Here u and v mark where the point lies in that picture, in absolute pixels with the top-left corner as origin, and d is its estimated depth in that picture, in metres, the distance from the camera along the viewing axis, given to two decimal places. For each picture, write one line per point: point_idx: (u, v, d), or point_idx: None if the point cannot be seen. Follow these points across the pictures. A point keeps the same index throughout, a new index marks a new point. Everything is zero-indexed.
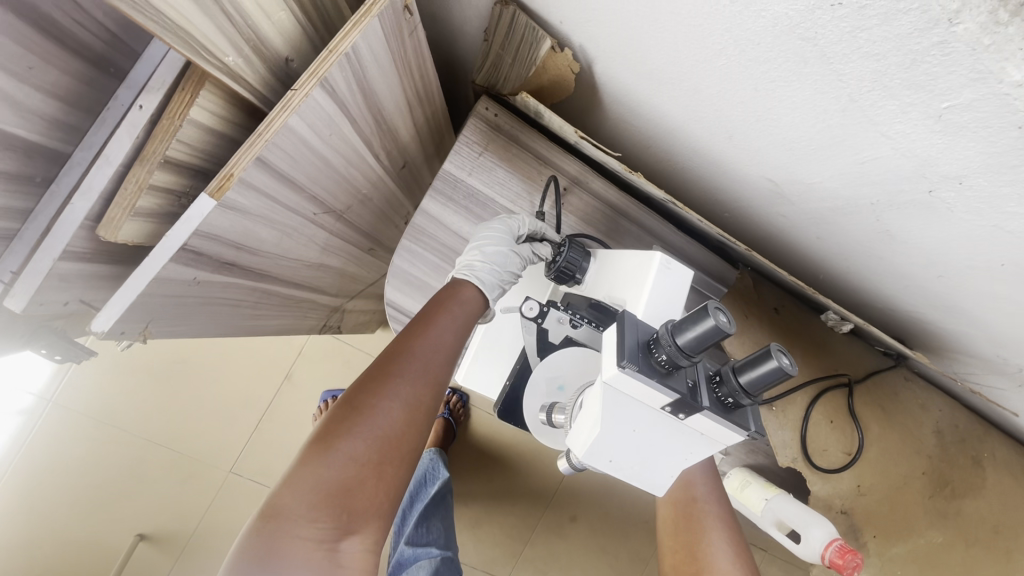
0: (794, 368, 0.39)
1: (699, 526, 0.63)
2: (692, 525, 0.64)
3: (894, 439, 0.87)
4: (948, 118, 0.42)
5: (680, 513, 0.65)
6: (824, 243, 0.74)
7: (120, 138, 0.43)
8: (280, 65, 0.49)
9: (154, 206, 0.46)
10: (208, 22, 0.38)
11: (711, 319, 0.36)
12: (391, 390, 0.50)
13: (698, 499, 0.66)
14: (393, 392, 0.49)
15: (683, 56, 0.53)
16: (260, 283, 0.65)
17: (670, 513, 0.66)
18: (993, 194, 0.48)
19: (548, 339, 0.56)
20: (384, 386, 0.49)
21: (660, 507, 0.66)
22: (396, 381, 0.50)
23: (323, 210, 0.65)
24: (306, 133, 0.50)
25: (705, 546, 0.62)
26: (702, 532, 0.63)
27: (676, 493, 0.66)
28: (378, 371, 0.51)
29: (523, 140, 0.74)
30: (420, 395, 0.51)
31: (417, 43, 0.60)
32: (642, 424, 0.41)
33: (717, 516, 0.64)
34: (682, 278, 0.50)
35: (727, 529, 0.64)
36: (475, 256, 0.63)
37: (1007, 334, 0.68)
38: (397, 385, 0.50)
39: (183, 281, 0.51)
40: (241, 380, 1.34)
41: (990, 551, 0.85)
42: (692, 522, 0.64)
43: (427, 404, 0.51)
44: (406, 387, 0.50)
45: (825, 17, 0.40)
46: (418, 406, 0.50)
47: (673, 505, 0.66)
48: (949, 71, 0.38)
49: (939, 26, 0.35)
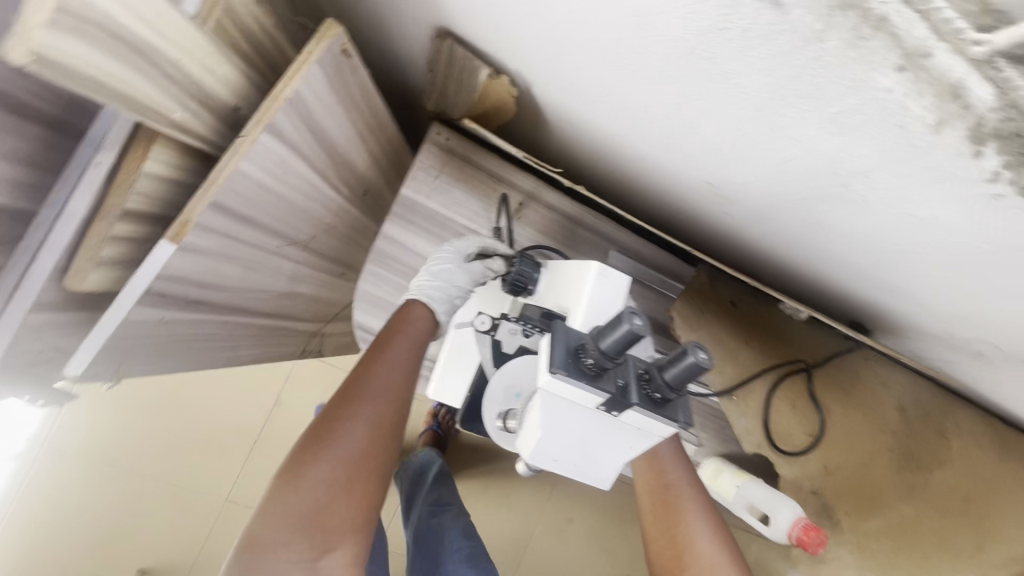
0: (711, 362, 0.42)
1: (675, 511, 0.65)
2: (670, 512, 0.65)
3: (856, 418, 0.91)
4: (841, 121, 0.46)
5: (656, 503, 0.65)
6: (769, 237, 0.78)
7: (80, 195, 0.46)
8: (229, 113, 0.53)
9: (117, 254, 0.49)
10: (155, 87, 0.41)
11: (624, 325, 0.40)
12: (357, 412, 0.53)
13: (672, 485, 0.66)
14: (359, 414, 0.53)
15: (607, 75, 0.56)
16: (232, 316, 0.68)
17: (649, 504, 0.66)
18: (896, 186, 0.51)
19: (502, 349, 0.60)
20: (349, 409, 0.53)
21: (638, 502, 0.67)
22: (360, 403, 0.53)
23: (286, 243, 0.68)
24: (258, 174, 0.54)
25: (683, 532, 0.64)
26: (679, 517, 0.64)
27: (650, 484, 0.66)
28: (342, 395, 0.54)
29: (475, 160, 0.78)
30: (385, 414, 0.54)
31: (361, 81, 0.63)
32: (582, 422, 0.44)
33: (694, 497, 0.66)
34: (616, 287, 0.53)
35: (704, 507, 0.66)
36: (423, 276, 0.67)
37: (946, 311, 0.72)
38: (361, 406, 0.53)
39: (152, 321, 0.54)
40: (233, 407, 1.37)
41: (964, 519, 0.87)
42: (668, 510, 0.65)
43: (391, 421, 0.55)
44: (371, 408, 0.54)
45: (717, 40, 0.43)
46: (383, 424, 0.54)
47: (648, 495, 0.66)
48: (830, 81, 0.42)
49: (810, 43, 0.39)
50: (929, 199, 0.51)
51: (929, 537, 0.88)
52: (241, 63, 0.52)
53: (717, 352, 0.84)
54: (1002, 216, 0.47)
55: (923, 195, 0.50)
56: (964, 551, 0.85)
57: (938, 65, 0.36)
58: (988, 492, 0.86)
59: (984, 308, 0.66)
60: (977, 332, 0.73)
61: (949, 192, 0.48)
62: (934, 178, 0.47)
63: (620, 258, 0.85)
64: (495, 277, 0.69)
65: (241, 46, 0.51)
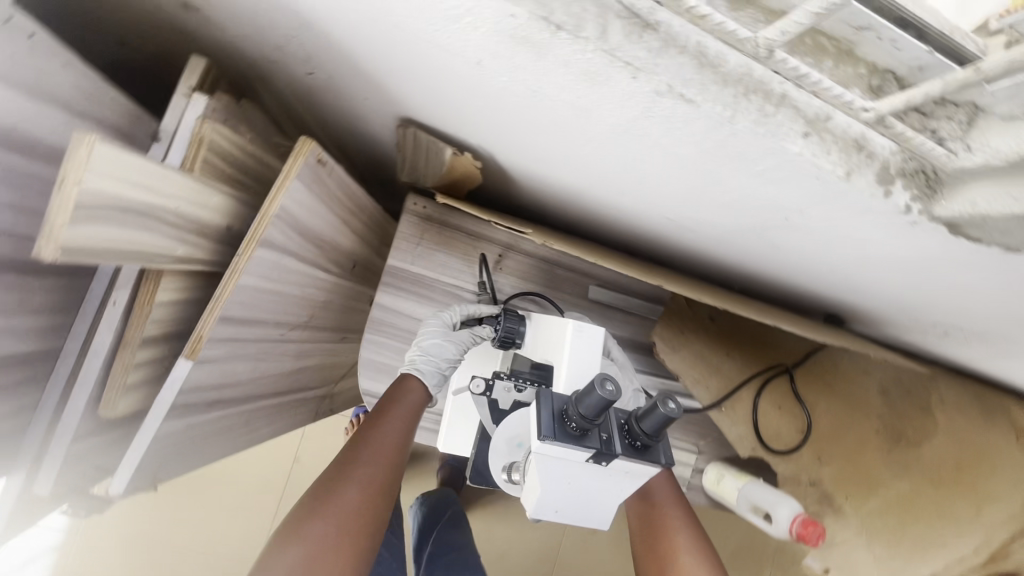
0: (680, 410, 0.48)
1: (663, 535, 0.64)
2: (656, 536, 0.64)
3: (840, 408, 0.96)
4: (767, 174, 0.51)
5: (644, 531, 0.65)
6: (734, 255, 0.83)
7: (103, 333, 0.52)
8: (224, 232, 0.58)
9: (140, 376, 0.54)
10: (158, 234, 0.47)
11: (596, 392, 0.45)
12: (353, 475, 0.56)
13: (659, 512, 0.66)
14: (354, 477, 0.56)
15: (559, 148, 0.62)
16: (248, 405, 0.73)
17: (639, 535, 0.66)
18: (831, 218, 0.57)
19: (500, 407, 0.65)
20: (346, 473, 0.56)
21: (630, 533, 0.67)
22: (356, 467, 0.57)
23: (289, 328, 0.73)
24: (256, 282, 0.59)
25: (670, 554, 0.62)
26: (666, 540, 0.63)
27: (637, 509, 0.67)
28: (341, 461, 0.58)
29: (452, 222, 0.84)
30: (378, 478, 0.58)
31: (340, 180, 0.69)
32: (575, 474, 0.50)
33: (680, 519, 0.65)
34: (594, 340, 0.59)
35: (692, 531, 0.64)
36: (414, 351, 0.73)
37: (905, 301, 0.78)
38: (357, 469, 0.57)
39: (179, 430, 0.59)
40: (249, 471, 1.40)
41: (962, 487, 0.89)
42: (655, 534, 0.64)
43: (381, 483, 0.58)
44: (365, 471, 0.57)
45: (648, 124, 0.49)
46: (374, 485, 0.57)
47: (638, 523, 0.67)
48: (749, 146, 0.47)
49: (725, 124, 0.45)
50: (860, 226, 0.56)
51: (928, 511, 0.89)
52: (228, 187, 0.57)
53: (701, 368, 0.90)
54: (923, 234, 0.53)
55: (854, 224, 0.56)
56: (964, 516, 0.87)
57: (839, 125, 0.45)
58: (980, 460, 0.89)
59: (937, 297, 0.72)
60: (937, 314, 0.78)
61: (876, 220, 0.53)
62: (858, 212, 0.53)
63: (599, 290, 0.91)
64: (484, 339, 0.77)
65: (221, 173, 0.56)
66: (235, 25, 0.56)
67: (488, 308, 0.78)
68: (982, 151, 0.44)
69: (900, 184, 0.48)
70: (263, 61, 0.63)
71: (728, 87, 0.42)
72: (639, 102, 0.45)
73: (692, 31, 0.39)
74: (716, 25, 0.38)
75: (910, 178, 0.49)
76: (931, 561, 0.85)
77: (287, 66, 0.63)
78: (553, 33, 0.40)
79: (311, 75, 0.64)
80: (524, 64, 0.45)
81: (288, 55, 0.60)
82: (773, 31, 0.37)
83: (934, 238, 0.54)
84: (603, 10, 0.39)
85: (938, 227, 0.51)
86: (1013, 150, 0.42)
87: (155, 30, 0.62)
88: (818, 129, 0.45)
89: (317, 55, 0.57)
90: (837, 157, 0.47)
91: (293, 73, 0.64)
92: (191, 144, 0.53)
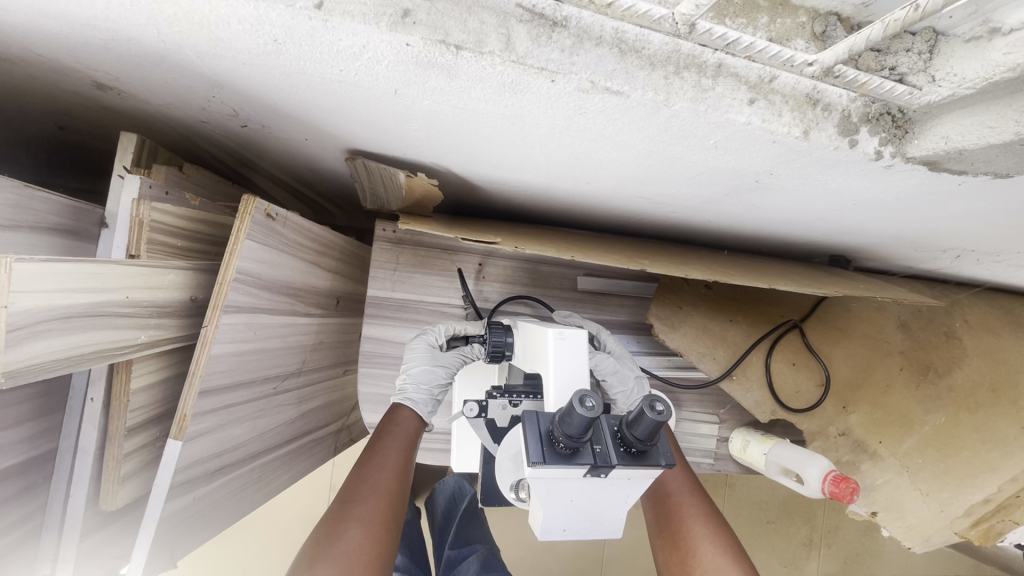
0: (669, 411, 0.46)
1: (681, 528, 0.62)
2: (677, 531, 0.62)
3: (859, 349, 0.90)
4: (722, 145, 0.48)
5: (664, 534, 0.63)
6: (716, 223, 0.80)
7: (88, 431, 0.52)
8: (188, 305, 0.58)
9: (134, 463, 0.55)
10: (115, 328, 0.47)
11: (577, 411, 0.44)
12: (355, 513, 0.53)
13: (676, 506, 0.64)
14: (356, 514, 0.53)
15: (504, 154, 0.58)
16: (261, 461, 0.73)
17: (660, 539, 0.63)
18: (802, 176, 0.53)
19: (497, 426, 0.64)
20: (347, 512, 0.53)
21: (652, 538, 0.65)
22: (355, 505, 0.54)
23: (282, 380, 0.74)
24: (231, 348, 0.58)
25: (690, 544, 0.60)
26: (684, 532, 0.61)
27: (656, 509, 0.66)
28: (340, 501, 0.54)
29: (424, 240, 0.84)
30: (380, 512, 0.54)
31: (297, 227, 0.68)
32: (576, 491, 0.49)
33: (697, 507, 0.64)
34: (577, 345, 0.57)
35: (713, 520, 0.63)
36: (403, 379, 0.73)
37: (903, 235, 0.73)
38: (357, 507, 0.54)
39: (187, 504, 0.59)
40: (287, 504, 1.42)
41: (993, 403, 0.85)
42: (674, 529, 0.62)
43: (385, 517, 0.54)
44: (367, 506, 0.54)
45: (590, 119, 0.45)
46: (378, 520, 0.53)
47: (655, 521, 0.65)
48: (693, 124, 0.44)
49: (662, 110, 0.42)
50: (834, 178, 0.52)
51: (970, 436, 0.84)
52: (182, 261, 0.57)
53: (705, 340, 0.89)
54: (903, 175, 0.49)
55: (828, 176, 0.52)
56: (1010, 437, 0.83)
57: (784, 84, 0.42)
58: (1015, 380, 0.86)
59: (937, 227, 0.67)
60: (944, 242, 0.74)
61: (845, 171, 0.50)
62: (826, 166, 0.49)
63: (588, 280, 0.90)
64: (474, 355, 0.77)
65: (164, 251, 0.56)
66: (154, 96, 0.55)
67: (473, 326, 0.79)
68: (946, 82, 0.40)
69: (864, 130, 0.45)
70: (195, 122, 0.62)
71: (657, 70, 0.40)
72: (568, 102, 0.42)
73: (604, 20, 0.37)
74: (625, 10, 0.36)
75: (875, 123, 0.45)
76: (984, 485, 0.82)
77: (219, 124, 0.61)
78: (454, 53, 0.37)
79: (245, 127, 0.62)
80: (438, 86, 0.42)
81: (216, 113, 0.58)
82: (686, 7, 0.34)
83: (915, 176, 0.49)
84: (503, 18, 0.37)
85: (916, 166, 0.47)
86: (979, 76, 0.38)
87: (78, 112, 0.61)
88: (762, 92, 0.42)
89: (242, 110, 0.56)
90: (791, 117, 0.43)
91: (226, 128, 0.63)
92: (131, 228, 0.53)
